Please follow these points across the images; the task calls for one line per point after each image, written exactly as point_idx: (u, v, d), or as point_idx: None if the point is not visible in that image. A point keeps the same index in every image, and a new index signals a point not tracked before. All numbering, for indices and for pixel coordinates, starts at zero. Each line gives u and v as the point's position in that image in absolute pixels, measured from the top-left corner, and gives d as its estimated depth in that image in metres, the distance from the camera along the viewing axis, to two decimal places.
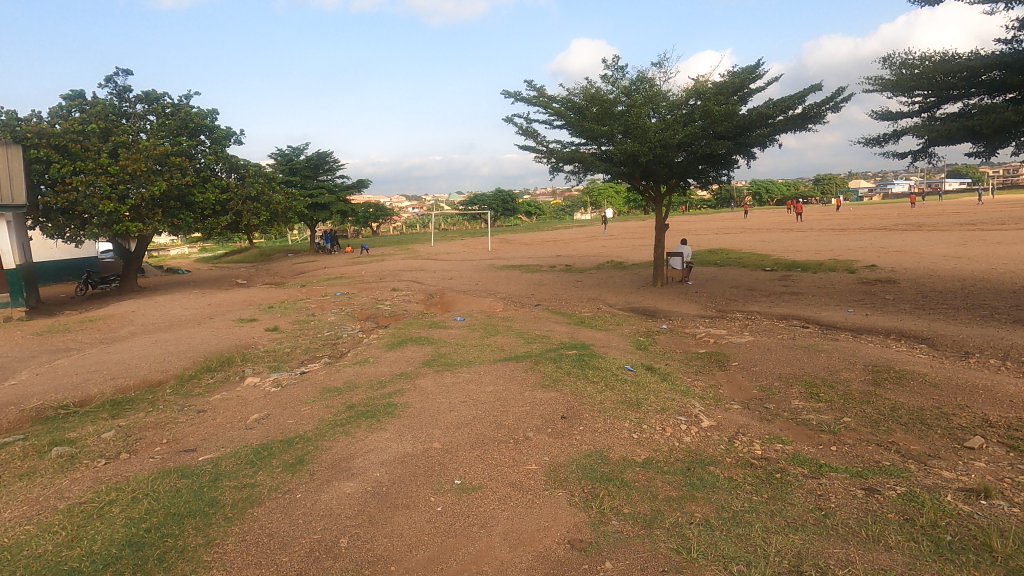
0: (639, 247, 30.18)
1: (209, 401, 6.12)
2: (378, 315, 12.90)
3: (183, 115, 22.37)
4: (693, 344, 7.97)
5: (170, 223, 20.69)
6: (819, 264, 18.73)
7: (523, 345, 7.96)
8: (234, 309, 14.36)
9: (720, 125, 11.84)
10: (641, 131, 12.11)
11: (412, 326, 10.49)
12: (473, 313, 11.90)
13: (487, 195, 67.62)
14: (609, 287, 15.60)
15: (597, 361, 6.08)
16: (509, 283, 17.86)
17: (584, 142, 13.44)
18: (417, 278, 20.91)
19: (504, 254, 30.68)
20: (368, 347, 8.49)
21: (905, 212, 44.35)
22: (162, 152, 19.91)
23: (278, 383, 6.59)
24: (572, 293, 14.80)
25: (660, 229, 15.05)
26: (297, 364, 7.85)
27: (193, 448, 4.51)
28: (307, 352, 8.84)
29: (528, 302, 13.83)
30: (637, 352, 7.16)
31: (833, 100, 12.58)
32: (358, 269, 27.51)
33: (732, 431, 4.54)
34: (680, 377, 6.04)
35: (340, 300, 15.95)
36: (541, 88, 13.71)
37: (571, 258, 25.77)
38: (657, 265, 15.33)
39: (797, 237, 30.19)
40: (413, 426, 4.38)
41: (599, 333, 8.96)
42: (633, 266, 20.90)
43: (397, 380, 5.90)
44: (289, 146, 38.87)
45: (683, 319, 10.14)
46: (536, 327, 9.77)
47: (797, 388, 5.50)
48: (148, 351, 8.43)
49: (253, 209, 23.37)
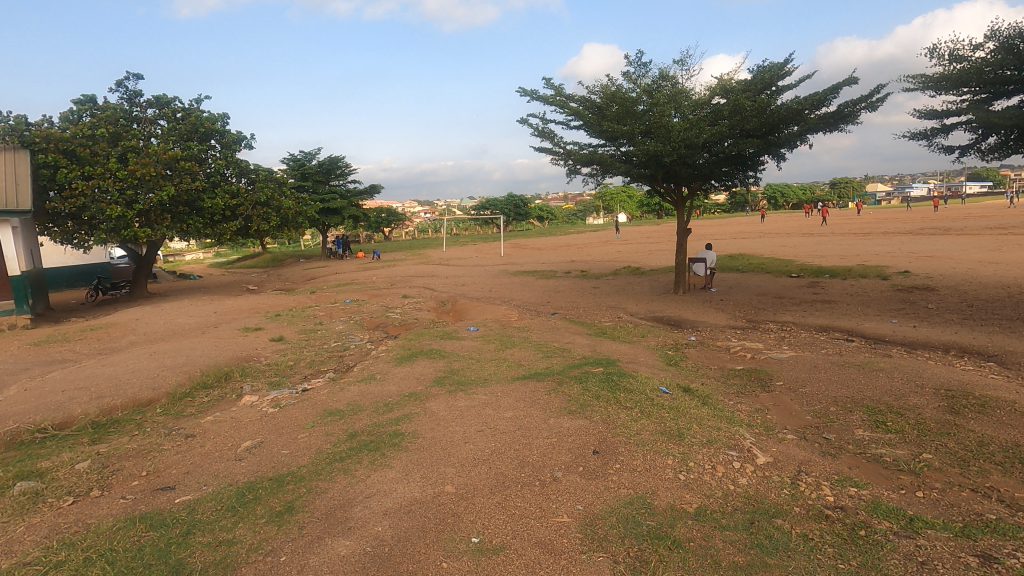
0: (656, 252, 29.45)
1: (199, 423, 5.58)
2: (388, 324, 12.36)
3: (194, 119, 22.14)
4: (728, 360, 7.30)
5: (179, 228, 20.42)
6: (848, 270, 17.89)
7: (543, 360, 7.36)
8: (240, 316, 13.92)
9: (748, 123, 11.15)
10: (663, 130, 11.48)
11: (424, 337, 9.93)
12: (488, 323, 11.30)
13: (499, 200, 67.23)
14: (629, 294, 14.94)
15: (628, 381, 5.44)
16: (523, 290, 17.26)
17: (604, 143, 12.85)
18: (429, 284, 20.40)
19: (517, 259, 30.12)
20: (375, 361, 7.93)
21: (928, 216, 43.15)
22: (171, 157, 19.68)
23: (277, 403, 6.05)
24: (590, 301, 14.15)
25: (683, 234, 14.38)
26: (300, 380, 7.32)
27: (172, 486, 3.94)
28: (312, 365, 8.30)
29: (544, 310, 13.21)
30: (668, 370, 6.51)
31: (869, 97, 11.87)
32: (369, 274, 27.08)
33: (793, 469, 3.89)
34: (721, 400, 5.39)
35: (350, 308, 15.47)
36: (558, 87, 13.17)
37: (586, 263, 25.15)
38: (678, 271, 14.64)
39: (819, 241, 29.29)
40: (422, 462, 3.79)
41: (624, 347, 8.31)
42: (651, 272, 20.21)
43: (406, 402, 5.31)
44: (301, 151, 38.74)
45: (712, 331, 9.47)
46: (555, 338, 9.15)
47: (858, 415, 4.83)
48: (144, 364, 7.94)
49: (263, 214, 23.04)
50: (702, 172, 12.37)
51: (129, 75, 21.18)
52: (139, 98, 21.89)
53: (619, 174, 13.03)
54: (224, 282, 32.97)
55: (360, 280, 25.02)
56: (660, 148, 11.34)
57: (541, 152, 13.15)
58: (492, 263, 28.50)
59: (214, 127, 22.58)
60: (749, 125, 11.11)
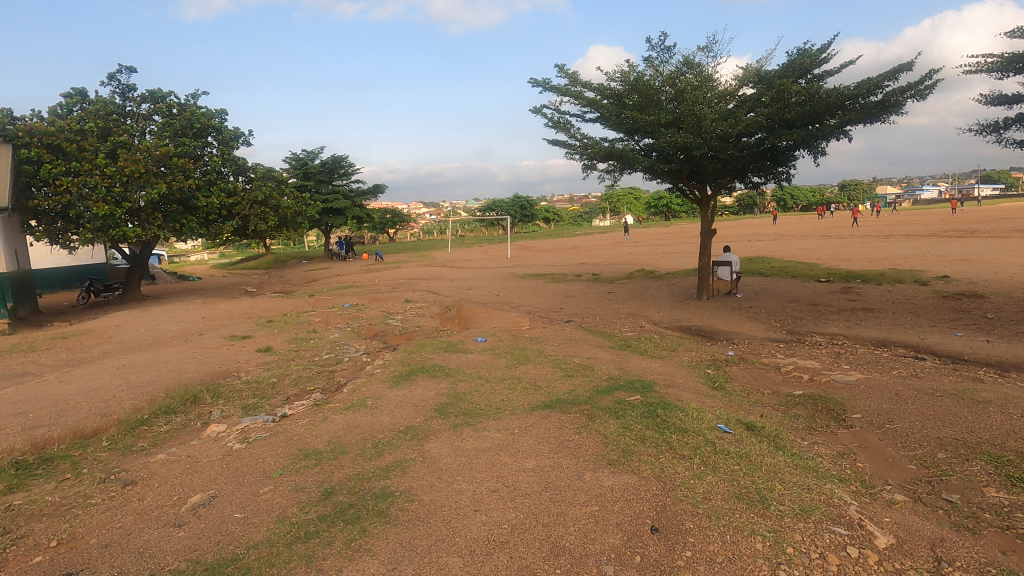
0: (669, 255, 28.35)
1: (147, 463, 4.56)
2: (388, 331, 11.35)
3: (189, 115, 21.23)
4: (781, 382, 6.22)
5: (172, 227, 19.55)
6: (880, 274, 16.72)
7: (563, 381, 6.30)
8: (230, 322, 12.93)
9: (788, 112, 10.04)
10: (692, 120, 10.42)
11: (427, 348, 8.90)
12: (497, 332, 10.27)
13: (506, 201, 66.23)
14: (648, 300, 13.86)
15: (675, 415, 4.36)
16: (533, 295, 16.21)
17: (624, 136, 11.82)
18: (433, 288, 19.40)
19: (525, 262, 29.04)
20: (369, 379, 6.90)
21: (946, 218, 41.88)
22: (163, 153, 18.79)
23: (247, 435, 5.02)
24: (606, 307, 13.07)
25: (707, 236, 13.30)
26: (280, 403, 6.29)
27: (76, 572, 2.91)
28: (298, 383, 7.27)
29: (557, 318, 12.16)
30: (717, 397, 5.44)
31: (918, 85, 10.70)
32: (371, 277, 26.11)
33: (929, 555, 2.82)
34: (794, 439, 4.31)
35: (348, 313, 14.46)
36: (573, 75, 12.15)
37: (597, 266, 24.10)
38: (702, 276, 13.55)
39: (839, 244, 28.10)
40: (416, 547, 2.74)
41: (655, 363, 7.23)
42: (668, 276, 19.11)
43: (399, 441, 4.27)
44: (304, 150, 37.89)
45: (751, 344, 8.39)
46: (574, 352, 8.08)
47: (981, 466, 3.75)
48: (105, 380, 6.96)
49: (261, 213, 22.08)
50: (734, 167, 11.29)
51: (122, 68, 20.37)
52: (132, 93, 21.06)
53: (641, 169, 12.01)
54: (223, 284, 32.13)
55: (361, 282, 24.03)
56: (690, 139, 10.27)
57: (556, 146, 12.17)
58: (499, 265, 27.45)
59: (211, 123, 21.63)
60: (791, 113, 9.98)
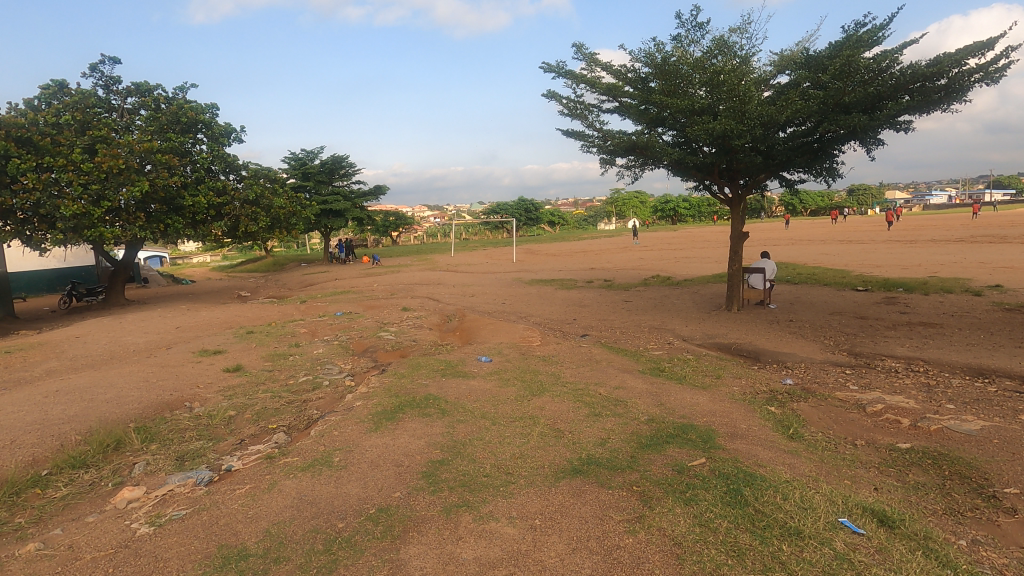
0: (683, 260, 26.91)
1: (7, 558, 3.19)
2: (380, 346, 10.01)
3: (176, 108, 19.93)
4: (873, 428, 4.81)
5: (155, 228, 18.36)
6: (924, 283, 15.24)
7: (590, 425, 4.94)
8: (205, 334, 11.61)
9: (845, 94, 8.47)
10: (730, 104, 8.98)
11: (422, 371, 7.54)
12: (505, 350, 8.91)
13: (511, 203, 64.98)
14: (671, 311, 12.47)
15: (772, 502, 2.98)
16: (542, 303, 14.85)
17: (648, 124, 10.46)
18: (434, 295, 18.07)
19: (531, 266, 27.70)
20: (346, 415, 5.55)
21: (969, 223, 40.28)
22: (146, 149, 17.55)
23: (164, 508, 3.67)
24: (625, 319, 11.70)
25: (737, 239, 11.91)
26: (229, 451, 4.94)
27: None
28: (260, 418, 5.91)
29: (571, 332, 10.79)
30: (805, 458, 4.04)
31: (993, 66, 9.08)
32: (370, 281, 24.80)
33: None
34: (948, 541, 2.91)
35: (338, 323, 13.12)
36: (591, 57, 10.81)
37: (609, 272, 22.72)
38: (731, 285, 12.16)
39: (865, 249, 26.56)
40: None
41: (701, 396, 5.84)
42: (687, 283, 17.71)
43: (367, 538, 2.90)
44: (303, 149, 36.64)
45: (809, 369, 6.98)
46: (599, 378, 6.70)
47: None
48: (20, 414, 5.63)
49: (251, 213, 20.77)
50: (775, 160, 9.84)
51: (105, 59, 19.19)
52: (117, 85, 19.87)
53: (667, 164, 10.61)
54: (216, 287, 30.92)
55: (358, 287, 22.72)
56: (727, 126, 8.84)
57: (571, 137, 10.87)
58: (503, 270, 26.09)
59: (200, 117, 20.33)
60: (849, 95, 8.44)
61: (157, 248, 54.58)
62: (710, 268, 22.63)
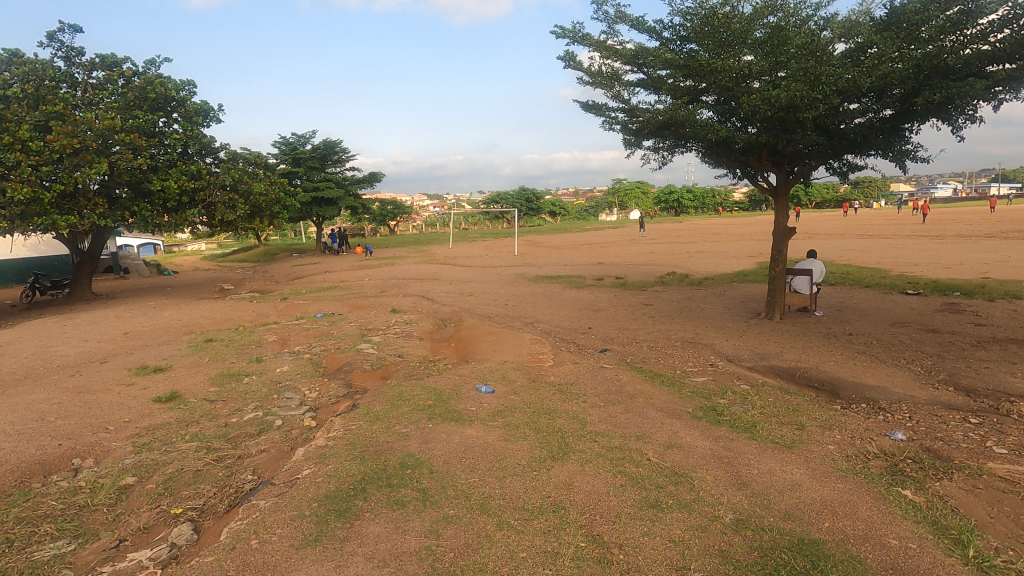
0: (697, 255, 25.14)
1: None
2: (358, 363, 8.26)
3: (144, 83, 18.01)
4: None
5: (120, 216, 16.64)
6: (982, 285, 13.47)
7: (649, 533, 3.21)
8: (154, 343, 9.85)
9: (948, 56, 6.51)
10: (797, 66, 7.08)
11: (405, 405, 5.81)
12: (510, 373, 7.15)
13: (511, 193, 63.01)
14: (701, 318, 10.76)
15: None
16: (549, 305, 13.09)
17: (686, 95, 8.61)
18: (429, 292, 16.35)
19: (533, 260, 25.84)
20: (282, 496, 3.79)
21: (988, 217, 38.55)
22: (106, 127, 15.74)
23: None
24: (650, 329, 9.96)
25: (783, 236, 10.14)
26: (89, 568, 3.21)
27: None
28: (165, 491, 4.18)
29: (588, 346, 9.03)
30: None
31: None
32: (361, 275, 23.02)
33: None
34: None
35: (316, 329, 11.39)
36: (617, 12, 8.98)
37: (620, 268, 20.97)
38: (774, 289, 10.44)
39: (892, 245, 24.74)
40: None
41: (795, 466, 4.10)
42: (710, 282, 15.95)
43: None
44: (294, 133, 34.65)
45: (918, 416, 5.24)
46: (639, 428, 4.95)
47: None
48: None
49: (228, 200, 18.90)
50: (843, 140, 8.02)
51: (64, 26, 17.27)
52: (79, 57, 17.99)
53: (707, 142, 8.76)
54: (200, 279, 29.20)
55: (347, 282, 20.94)
56: (793, 95, 7.01)
57: (591, 112, 9.11)
58: (505, 263, 24.25)
59: (172, 94, 18.39)
60: (958, 54, 6.56)
61: (144, 236, 52.81)
62: (729, 264, 20.84)
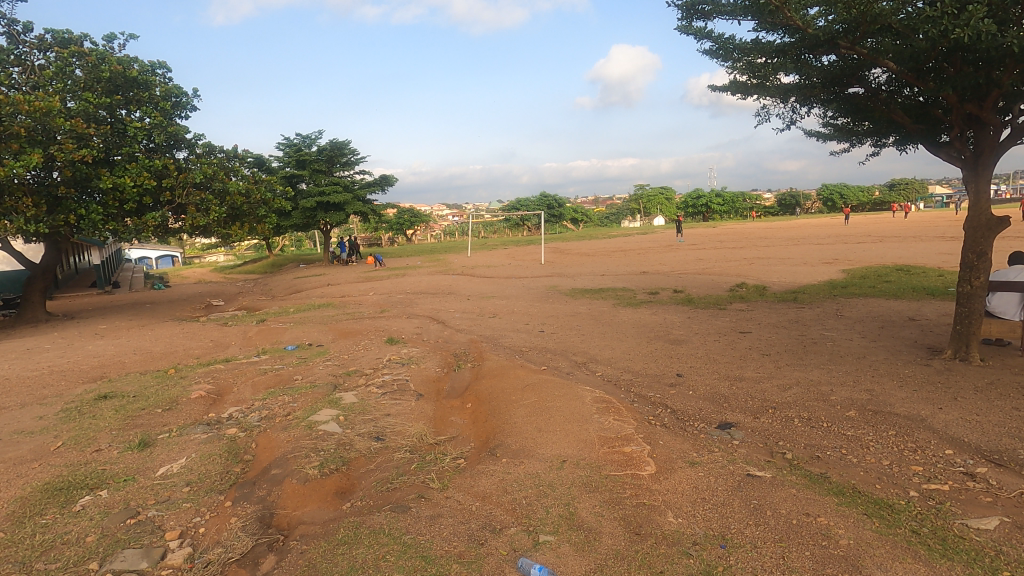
0: (759, 263, 21.28)
1: None
2: (302, 453, 4.70)
3: (96, 61, 14.90)
4: None
5: (64, 221, 13.57)
6: None
7: None
8: (14, 405, 6.41)
9: None
10: None
11: None
12: (583, 508, 3.52)
13: (532, 198, 59.41)
14: (848, 358, 7.00)
15: None
16: (602, 332, 9.49)
17: None
18: (440, 312, 12.87)
19: (564, 269, 22.26)
20: None
21: None
22: (42, 110, 12.68)
23: None
24: (781, 380, 6.27)
25: (992, 232, 6.34)
26: None
27: None
28: None
29: (695, 418, 5.35)
30: None
31: None
32: (365, 289, 19.74)
33: None
34: None
35: (274, 372, 7.92)
36: None
37: (673, 278, 17.24)
38: (971, 315, 6.62)
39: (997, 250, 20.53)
40: None
41: None
42: (807, 297, 12.17)
43: None
44: (300, 134, 31.59)
45: None
46: None
47: None
48: None
49: (201, 201, 15.71)
50: None
51: None
52: (27, 34, 15.03)
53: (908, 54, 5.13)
54: (190, 293, 26.15)
55: (346, 298, 17.63)
56: None
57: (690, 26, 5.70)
58: (532, 273, 20.73)
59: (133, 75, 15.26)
60: None
61: (155, 245, 50.81)
62: (808, 274, 16.95)
